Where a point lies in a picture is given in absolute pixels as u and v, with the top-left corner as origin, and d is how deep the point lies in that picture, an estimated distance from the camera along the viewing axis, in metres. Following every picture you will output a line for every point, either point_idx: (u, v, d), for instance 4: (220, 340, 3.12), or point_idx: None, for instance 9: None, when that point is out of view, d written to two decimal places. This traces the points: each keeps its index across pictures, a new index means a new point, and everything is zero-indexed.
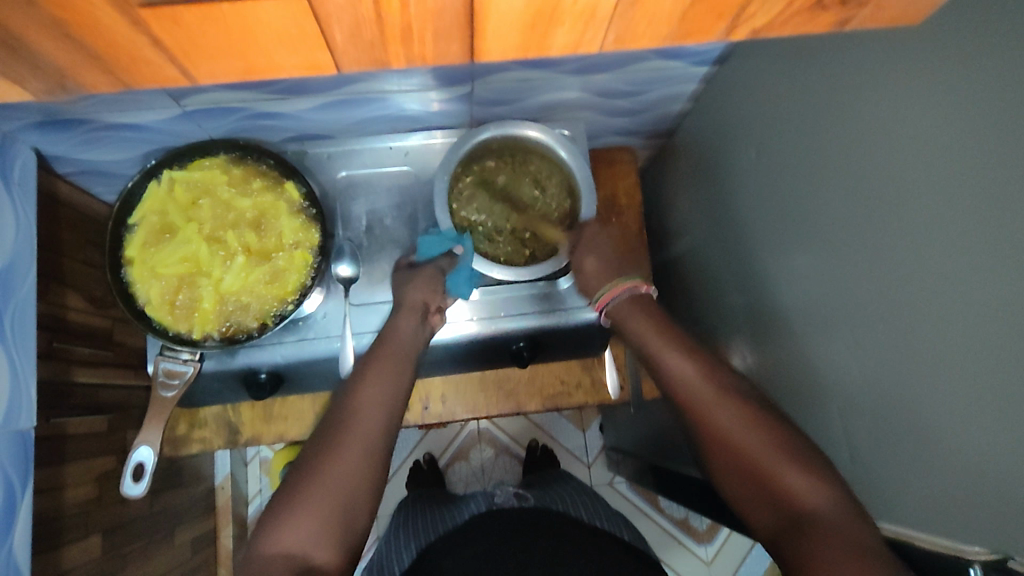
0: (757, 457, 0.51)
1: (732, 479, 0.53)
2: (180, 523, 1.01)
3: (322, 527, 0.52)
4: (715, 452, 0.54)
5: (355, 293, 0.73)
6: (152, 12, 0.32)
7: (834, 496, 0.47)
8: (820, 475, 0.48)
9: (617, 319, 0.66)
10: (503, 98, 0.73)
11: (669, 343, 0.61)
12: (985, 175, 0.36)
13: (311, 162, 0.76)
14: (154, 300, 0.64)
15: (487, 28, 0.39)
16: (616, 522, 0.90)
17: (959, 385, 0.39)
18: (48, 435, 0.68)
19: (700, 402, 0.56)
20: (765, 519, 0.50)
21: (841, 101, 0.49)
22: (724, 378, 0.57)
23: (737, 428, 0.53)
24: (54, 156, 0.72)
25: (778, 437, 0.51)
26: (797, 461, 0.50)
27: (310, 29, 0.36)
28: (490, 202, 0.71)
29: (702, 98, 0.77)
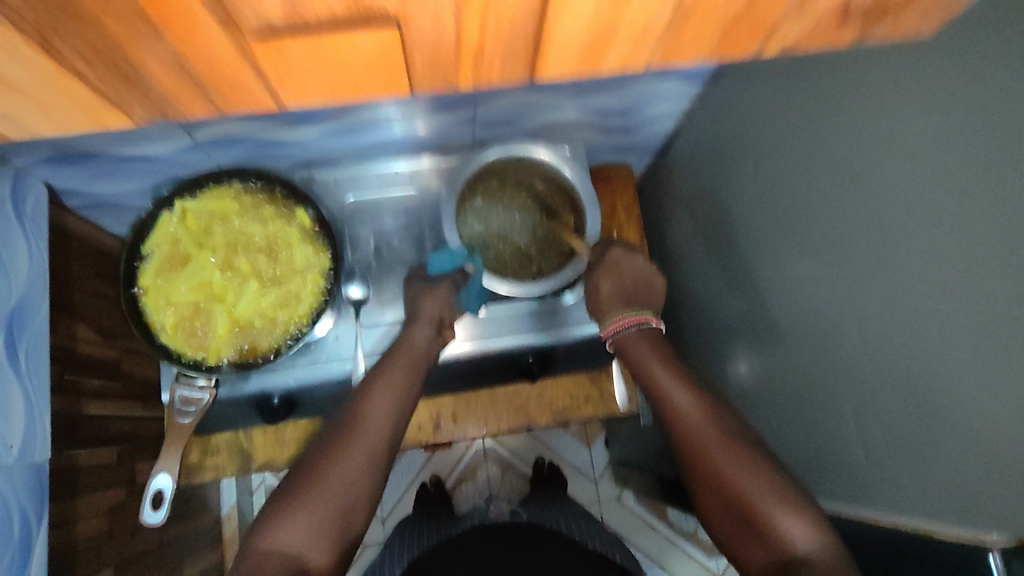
0: (751, 496, 0.52)
1: (725, 519, 0.54)
2: (188, 555, 0.99)
3: (319, 531, 0.52)
4: (707, 487, 0.55)
5: (365, 314, 0.74)
6: (263, 45, 0.34)
7: (829, 547, 0.48)
8: (809, 519, 0.50)
9: (623, 348, 0.67)
10: (505, 119, 0.75)
11: (674, 379, 0.61)
12: (980, 169, 0.38)
13: (319, 188, 0.77)
14: (169, 327, 0.65)
15: (551, 47, 0.37)
16: (609, 542, 0.89)
17: (966, 372, 0.41)
18: (61, 468, 0.68)
19: (701, 440, 0.57)
20: (754, 559, 0.51)
21: (835, 109, 0.51)
22: (723, 417, 0.58)
23: (739, 470, 0.54)
24: (65, 190, 0.73)
25: (775, 479, 0.53)
26: (794, 505, 0.51)
27: (396, 59, 0.37)
28: (496, 221, 0.73)
29: (696, 113, 0.79)
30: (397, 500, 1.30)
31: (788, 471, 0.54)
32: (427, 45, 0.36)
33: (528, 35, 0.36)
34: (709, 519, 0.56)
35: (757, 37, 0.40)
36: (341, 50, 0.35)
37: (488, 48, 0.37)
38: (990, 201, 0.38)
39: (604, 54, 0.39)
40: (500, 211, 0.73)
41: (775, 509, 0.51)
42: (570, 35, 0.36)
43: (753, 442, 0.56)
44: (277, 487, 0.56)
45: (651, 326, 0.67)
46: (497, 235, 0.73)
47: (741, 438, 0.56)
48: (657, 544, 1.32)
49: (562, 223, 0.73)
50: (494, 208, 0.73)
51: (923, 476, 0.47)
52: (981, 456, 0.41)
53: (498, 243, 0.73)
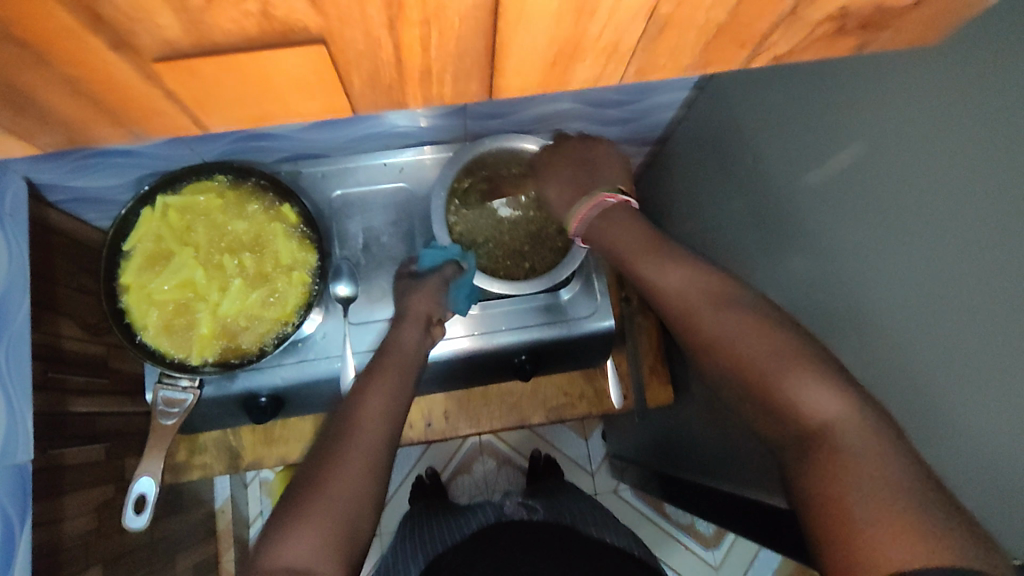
0: (759, 362, 0.45)
1: (739, 395, 0.47)
2: (180, 550, 0.99)
3: (326, 542, 0.49)
4: (713, 361, 0.49)
5: (354, 312, 0.72)
6: (165, 65, 0.32)
7: (858, 413, 0.41)
8: (832, 383, 0.43)
9: (592, 241, 0.60)
10: (497, 111, 0.72)
11: (658, 252, 0.54)
12: (977, 182, 0.37)
13: (306, 182, 0.75)
14: (152, 326, 0.64)
15: (507, 67, 0.37)
16: (623, 534, 0.88)
17: (969, 389, 0.39)
18: (45, 467, 0.66)
19: (694, 312, 0.50)
20: (776, 432, 0.45)
21: (835, 110, 0.49)
22: (719, 280, 0.51)
23: (743, 334, 0.47)
24: (45, 185, 0.70)
25: (784, 339, 0.46)
26: (812, 368, 0.44)
27: (328, 76, 0.36)
28: (487, 215, 0.71)
29: (695, 104, 0.76)
30: (393, 493, 1.29)
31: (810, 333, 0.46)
32: (363, 64, 0.34)
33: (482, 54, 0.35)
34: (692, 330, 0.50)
35: (745, 47, 0.39)
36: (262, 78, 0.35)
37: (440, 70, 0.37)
38: (990, 215, 0.37)
39: (570, 70, 0.38)
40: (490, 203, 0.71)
41: (785, 374, 0.44)
42: (525, 54, 0.36)
43: (762, 301, 0.50)
44: (278, 502, 0.54)
45: (612, 204, 0.59)
46: (489, 230, 0.72)
47: (740, 300, 0.49)
48: (654, 537, 1.31)
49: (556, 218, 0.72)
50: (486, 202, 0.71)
51: None
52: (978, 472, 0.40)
53: (490, 239, 0.72)
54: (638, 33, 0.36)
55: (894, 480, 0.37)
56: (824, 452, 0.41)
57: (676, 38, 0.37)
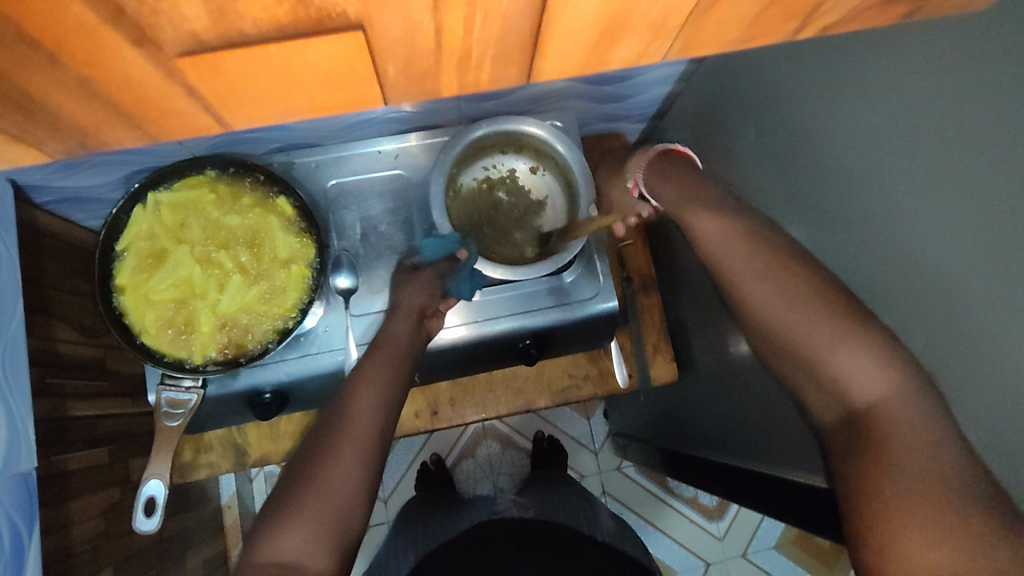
0: (811, 340, 0.48)
1: (788, 362, 0.50)
2: (189, 547, 0.98)
3: (317, 534, 0.51)
4: (762, 332, 0.52)
5: (355, 303, 0.71)
6: (191, 60, 0.32)
7: (906, 391, 0.43)
8: (881, 358, 0.45)
9: (647, 184, 0.71)
10: (494, 93, 0.71)
11: (695, 211, 0.61)
12: (1008, 154, 0.37)
13: (299, 173, 0.73)
14: (151, 327, 0.62)
15: (550, 47, 0.37)
16: (620, 532, 0.87)
17: (994, 353, 0.40)
18: (50, 473, 0.66)
19: (743, 281, 0.54)
20: (827, 406, 0.48)
21: (846, 80, 0.48)
22: (773, 243, 0.54)
23: (791, 308, 0.50)
24: (31, 186, 0.68)
25: (837, 310, 0.48)
26: (860, 345, 0.46)
27: (359, 65, 0.36)
28: (483, 195, 0.72)
29: (694, 78, 0.75)
30: (398, 481, 1.29)
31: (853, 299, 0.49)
32: (398, 52, 0.34)
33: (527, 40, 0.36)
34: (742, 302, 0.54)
35: (794, 19, 0.39)
36: (278, 67, 0.34)
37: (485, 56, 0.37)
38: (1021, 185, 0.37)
39: (611, 48, 0.39)
40: (488, 183, 0.72)
41: (834, 349, 0.47)
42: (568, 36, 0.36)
43: (809, 269, 0.51)
44: (271, 495, 0.55)
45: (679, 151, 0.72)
46: (481, 208, 0.72)
47: (790, 263, 0.52)
48: (659, 512, 1.32)
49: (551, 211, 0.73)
50: (486, 182, 0.72)
51: None
52: (997, 441, 0.40)
53: (482, 218, 0.72)
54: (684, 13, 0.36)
55: (939, 461, 0.40)
56: (870, 428, 0.44)
57: (726, 12, 0.37)
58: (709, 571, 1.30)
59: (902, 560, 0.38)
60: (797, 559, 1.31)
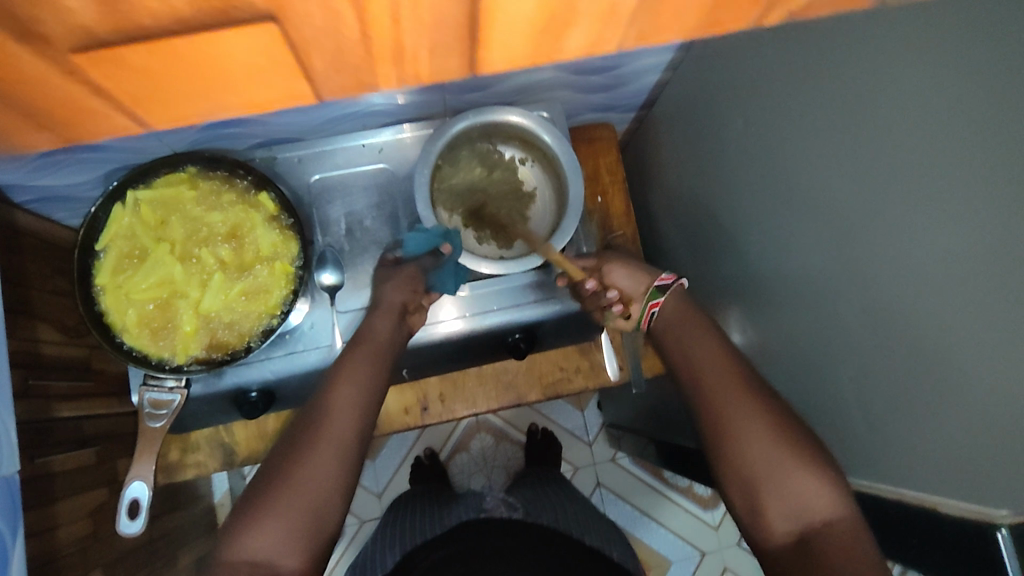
0: (767, 453, 0.53)
1: (736, 483, 0.54)
2: (182, 546, 0.98)
3: (289, 535, 0.51)
4: (722, 439, 0.55)
5: (341, 300, 0.70)
6: (85, 58, 0.28)
7: (844, 514, 0.49)
8: (827, 481, 0.51)
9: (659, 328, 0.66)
10: (478, 85, 0.70)
11: (702, 343, 0.61)
12: (984, 145, 0.36)
13: (282, 168, 0.72)
14: (132, 327, 0.62)
15: (491, 37, 0.32)
16: (606, 535, 0.87)
17: (977, 345, 0.39)
18: (35, 476, 0.65)
19: (712, 388, 0.57)
20: (774, 525, 0.52)
21: (835, 66, 0.48)
22: (737, 364, 0.59)
23: (748, 419, 0.55)
24: (8, 187, 0.66)
25: (790, 437, 0.53)
26: (812, 469, 0.51)
27: (284, 61, 0.31)
28: (476, 171, 0.70)
29: (681, 67, 0.74)
30: (392, 476, 1.29)
31: (813, 438, 0.53)
32: (324, 43, 0.30)
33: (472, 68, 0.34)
34: (717, 411, 0.56)
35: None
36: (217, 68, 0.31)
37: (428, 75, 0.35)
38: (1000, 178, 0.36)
39: (562, 38, 0.32)
40: (483, 159, 0.70)
41: (789, 471, 0.51)
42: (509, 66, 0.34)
43: (770, 398, 0.55)
44: (246, 490, 0.55)
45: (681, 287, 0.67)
46: (467, 182, 0.70)
47: (753, 386, 0.57)
48: (654, 502, 1.32)
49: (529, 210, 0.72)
50: (483, 158, 0.70)
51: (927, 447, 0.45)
52: (982, 430, 0.40)
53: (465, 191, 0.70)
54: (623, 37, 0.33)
55: (871, 559, 0.46)
56: (816, 548, 0.48)
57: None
58: (704, 561, 1.30)
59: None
60: None
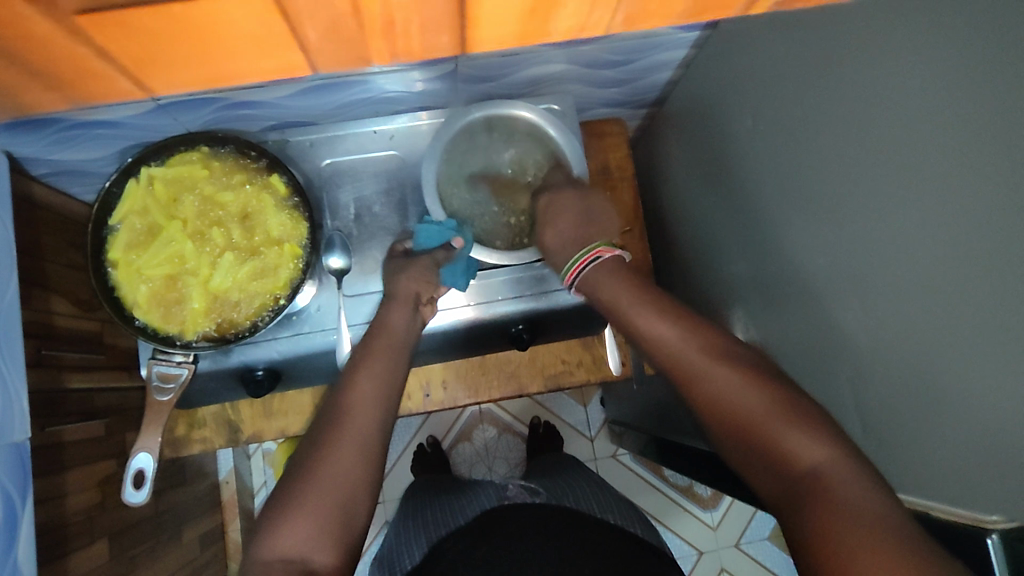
0: (754, 418, 0.52)
1: (735, 451, 0.53)
2: (185, 521, 1.00)
3: (320, 530, 0.52)
4: (709, 413, 0.55)
5: (347, 284, 0.71)
6: (90, 18, 0.33)
7: (835, 457, 0.46)
8: (816, 432, 0.48)
9: (590, 290, 0.67)
10: (490, 75, 0.70)
11: (647, 310, 0.63)
12: (986, 150, 0.36)
13: (294, 151, 0.73)
14: (142, 302, 0.63)
15: (478, 16, 0.38)
16: (626, 514, 0.88)
17: (975, 352, 0.39)
18: (45, 444, 0.66)
19: (695, 366, 0.57)
20: (769, 483, 0.50)
21: (845, 67, 0.48)
22: (710, 340, 0.59)
23: (729, 390, 0.54)
24: (27, 159, 0.68)
25: (780, 398, 0.52)
26: (798, 421, 0.50)
27: (277, 29, 0.36)
28: (482, 174, 0.70)
29: (694, 64, 0.74)
30: (395, 462, 1.30)
31: (803, 393, 0.52)
32: (314, 13, 0.35)
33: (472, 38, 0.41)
34: (699, 391, 0.56)
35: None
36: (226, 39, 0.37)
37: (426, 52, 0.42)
38: (997, 184, 0.36)
39: (551, 19, 0.39)
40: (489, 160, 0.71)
41: (781, 431, 0.50)
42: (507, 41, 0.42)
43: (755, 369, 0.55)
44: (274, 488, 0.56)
45: (608, 258, 0.67)
46: (480, 183, 0.70)
47: (735, 359, 0.57)
48: (653, 500, 1.33)
49: (543, 204, 0.71)
50: (490, 158, 0.71)
51: (925, 452, 0.45)
52: (978, 437, 0.40)
53: (477, 194, 0.70)
54: (608, 22, 0.41)
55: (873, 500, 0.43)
56: (812, 491, 0.46)
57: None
58: (701, 561, 1.30)
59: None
60: (790, 550, 1.31)
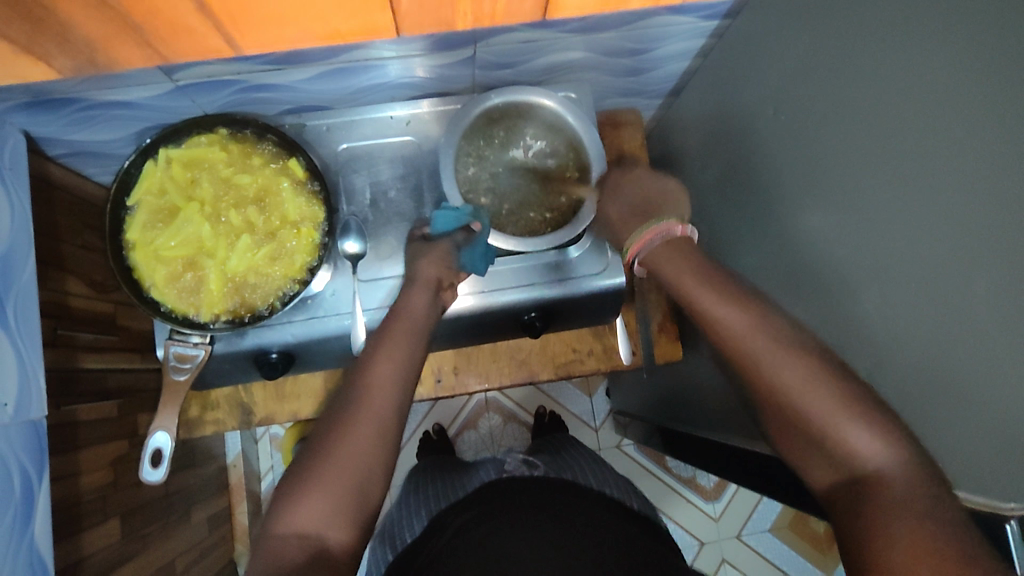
0: (815, 414, 0.50)
1: (791, 443, 0.52)
2: (195, 502, 1.01)
3: (335, 508, 0.52)
4: (769, 404, 0.53)
5: (362, 268, 0.71)
6: None
7: (906, 464, 0.45)
8: (887, 433, 0.46)
9: (652, 266, 0.63)
10: (508, 61, 0.70)
11: (713, 290, 0.58)
12: (1005, 137, 0.37)
13: (310, 135, 0.73)
14: (160, 283, 0.63)
15: None
16: (623, 488, 0.88)
17: (992, 340, 0.39)
18: (60, 422, 0.67)
19: (757, 352, 0.54)
20: (827, 478, 0.50)
21: (864, 56, 0.48)
22: (774, 322, 0.55)
23: (791, 378, 0.51)
24: (43, 139, 0.68)
25: (843, 390, 0.49)
26: (866, 420, 0.47)
27: None
28: (503, 166, 0.71)
29: (712, 53, 0.74)
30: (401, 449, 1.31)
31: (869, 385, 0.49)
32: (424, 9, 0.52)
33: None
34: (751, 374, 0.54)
35: None
36: None
37: (501, 14, 0.58)
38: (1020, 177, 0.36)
39: None
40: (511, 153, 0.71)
41: (842, 426, 0.48)
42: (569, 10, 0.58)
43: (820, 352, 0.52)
44: (291, 467, 0.56)
45: (677, 234, 0.62)
46: (500, 177, 0.71)
47: (800, 345, 0.53)
48: (656, 490, 1.33)
49: (565, 193, 0.71)
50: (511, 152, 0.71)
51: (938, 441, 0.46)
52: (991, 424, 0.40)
53: (497, 187, 0.70)
54: None
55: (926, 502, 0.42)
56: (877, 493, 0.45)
57: None
58: (702, 551, 1.31)
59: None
60: (792, 543, 1.32)
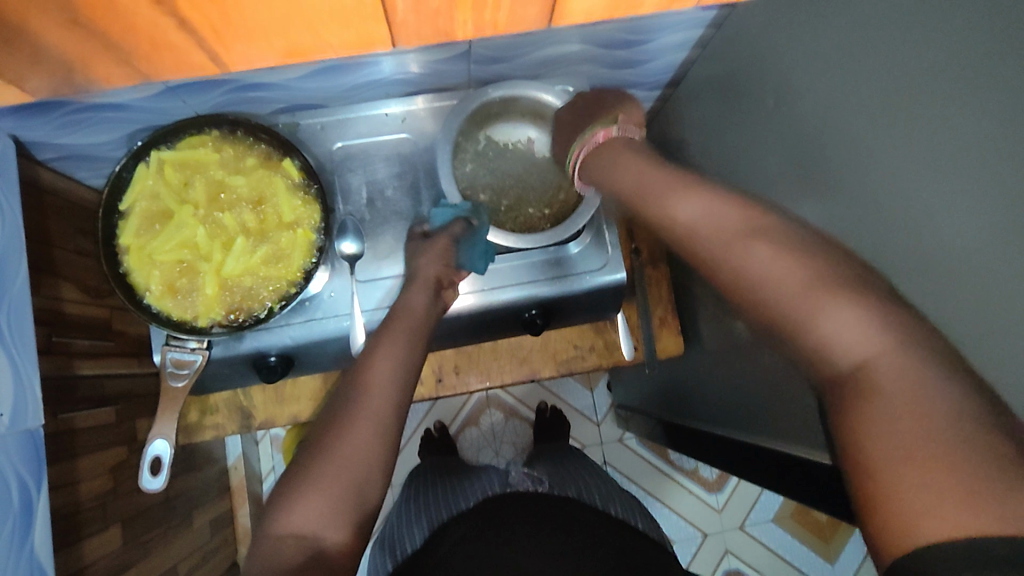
0: (786, 304, 0.41)
1: (775, 338, 0.43)
2: (196, 506, 1.00)
3: (334, 510, 0.51)
4: (741, 297, 0.44)
5: (360, 269, 0.71)
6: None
7: (891, 344, 0.36)
8: (868, 309, 0.37)
9: (592, 174, 0.60)
10: (503, 55, 0.68)
11: (671, 180, 0.50)
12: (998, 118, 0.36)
13: (304, 135, 0.72)
14: (156, 288, 0.62)
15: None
16: (629, 506, 0.88)
17: None
18: (57, 431, 0.66)
19: (722, 242, 0.45)
20: (814, 374, 0.40)
21: None
22: (743, 202, 0.46)
23: (761, 263, 0.43)
24: (33, 144, 0.67)
25: (822, 270, 0.40)
26: (844, 299, 0.38)
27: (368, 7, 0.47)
28: (499, 160, 0.71)
29: (709, 43, 0.73)
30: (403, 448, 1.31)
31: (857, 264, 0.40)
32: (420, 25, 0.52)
33: (547, 3, 0.51)
34: (719, 275, 0.45)
35: None
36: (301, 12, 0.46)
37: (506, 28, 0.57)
38: None
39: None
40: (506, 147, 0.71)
41: (819, 311, 0.39)
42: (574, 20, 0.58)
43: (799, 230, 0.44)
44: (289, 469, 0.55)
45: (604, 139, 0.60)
46: (496, 172, 0.71)
47: (769, 225, 0.44)
48: (659, 483, 1.33)
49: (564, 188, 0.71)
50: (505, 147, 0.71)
51: None
52: None
53: (494, 182, 0.71)
54: None
55: (929, 401, 0.33)
56: (860, 390, 0.36)
57: None
58: (706, 543, 1.31)
59: (916, 529, 0.31)
60: (796, 532, 1.32)
